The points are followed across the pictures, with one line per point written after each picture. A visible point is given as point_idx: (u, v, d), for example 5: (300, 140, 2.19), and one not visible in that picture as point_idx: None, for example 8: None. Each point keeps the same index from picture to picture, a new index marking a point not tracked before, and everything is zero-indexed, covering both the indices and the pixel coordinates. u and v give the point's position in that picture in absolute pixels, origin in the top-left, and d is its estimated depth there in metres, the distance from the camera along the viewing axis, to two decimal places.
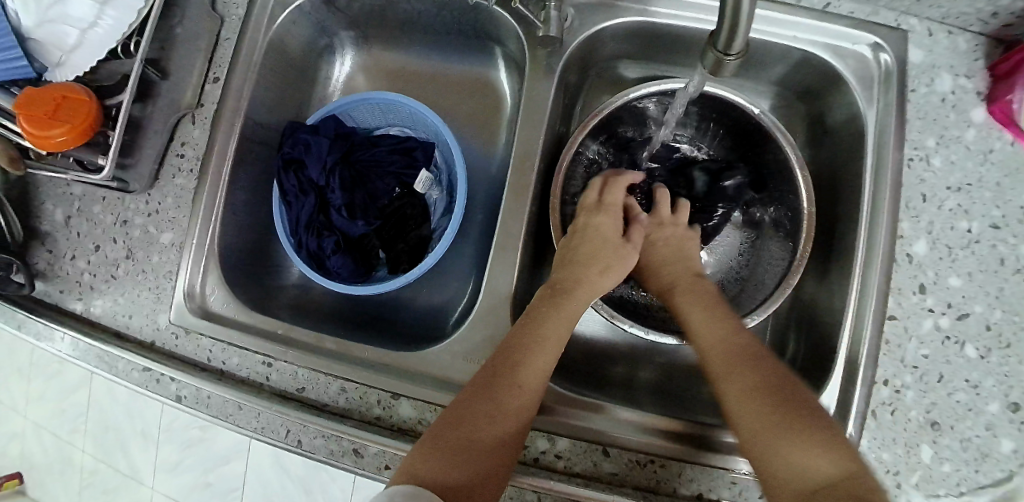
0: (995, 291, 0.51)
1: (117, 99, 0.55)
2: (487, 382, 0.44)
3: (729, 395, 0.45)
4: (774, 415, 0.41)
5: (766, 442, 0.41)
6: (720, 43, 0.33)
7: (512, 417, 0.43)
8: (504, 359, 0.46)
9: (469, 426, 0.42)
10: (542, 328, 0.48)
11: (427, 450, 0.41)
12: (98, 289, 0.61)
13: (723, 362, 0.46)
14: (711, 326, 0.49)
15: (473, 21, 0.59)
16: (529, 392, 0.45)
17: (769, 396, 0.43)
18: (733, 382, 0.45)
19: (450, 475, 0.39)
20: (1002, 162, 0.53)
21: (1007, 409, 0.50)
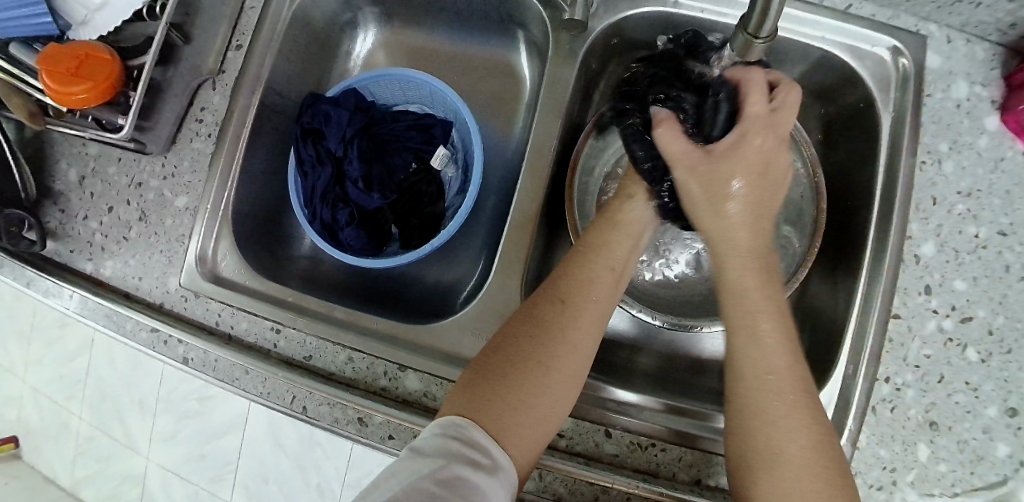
0: (999, 297, 0.52)
1: (140, 60, 0.55)
2: (536, 309, 0.43)
3: (767, 446, 0.38)
4: (820, 480, 0.36)
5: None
6: (751, 26, 0.35)
7: (569, 345, 0.42)
8: (555, 297, 0.44)
9: (524, 371, 0.40)
10: (598, 255, 0.46)
11: (473, 383, 0.41)
12: (109, 251, 0.61)
13: (779, 397, 0.39)
14: (772, 345, 0.40)
15: (497, 3, 0.59)
16: (584, 318, 0.43)
17: (806, 452, 0.37)
18: (783, 429, 0.38)
19: (499, 415, 0.38)
20: (1013, 170, 0.54)
21: (1005, 414, 0.51)
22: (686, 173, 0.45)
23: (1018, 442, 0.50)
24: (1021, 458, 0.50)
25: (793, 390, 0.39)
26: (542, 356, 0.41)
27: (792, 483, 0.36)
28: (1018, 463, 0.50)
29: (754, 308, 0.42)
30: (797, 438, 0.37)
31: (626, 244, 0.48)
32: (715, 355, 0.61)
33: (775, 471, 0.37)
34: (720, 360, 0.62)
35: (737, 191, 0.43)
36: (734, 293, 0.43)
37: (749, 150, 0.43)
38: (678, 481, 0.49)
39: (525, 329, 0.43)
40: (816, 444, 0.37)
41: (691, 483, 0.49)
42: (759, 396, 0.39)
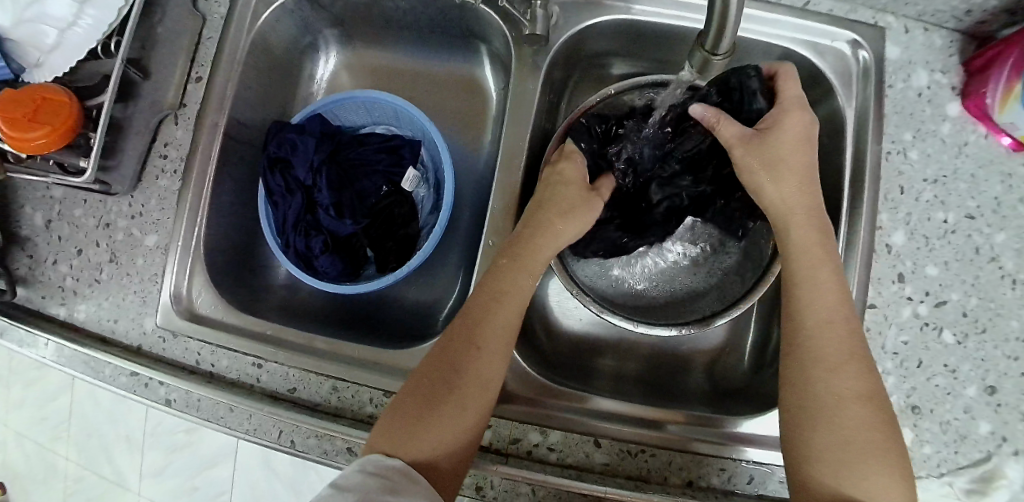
0: (970, 279, 0.53)
1: (98, 100, 0.53)
2: (449, 346, 0.44)
3: (827, 397, 0.41)
4: (874, 430, 0.40)
5: (839, 455, 0.39)
6: (708, 43, 0.33)
7: (477, 383, 0.43)
8: (466, 323, 0.45)
9: (437, 404, 0.42)
10: (501, 288, 0.47)
11: (391, 423, 0.42)
12: (81, 294, 0.59)
13: (828, 351, 0.42)
14: (826, 298, 0.44)
15: (457, 18, 0.59)
16: (493, 351, 0.44)
17: (855, 400, 0.41)
18: (833, 379, 0.41)
19: (415, 449, 0.40)
20: (976, 154, 0.55)
21: (984, 392, 0.52)
22: (787, 153, 0.47)
23: (999, 419, 0.51)
24: (1003, 434, 0.51)
25: (837, 353, 0.42)
26: (450, 384, 0.43)
27: (852, 432, 0.40)
28: (1000, 438, 0.51)
29: (816, 277, 0.45)
30: (857, 394, 0.41)
31: (529, 272, 0.48)
32: (698, 354, 0.63)
33: (826, 412, 0.41)
34: (703, 359, 0.63)
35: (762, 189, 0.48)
36: (803, 253, 0.46)
37: (791, 135, 0.48)
38: (669, 485, 0.49)
39: (440, 361, 0.44)
40: (870, 396, 0.41)
41: (683, 485, 0.49)
42: (820, 347, 0.43)
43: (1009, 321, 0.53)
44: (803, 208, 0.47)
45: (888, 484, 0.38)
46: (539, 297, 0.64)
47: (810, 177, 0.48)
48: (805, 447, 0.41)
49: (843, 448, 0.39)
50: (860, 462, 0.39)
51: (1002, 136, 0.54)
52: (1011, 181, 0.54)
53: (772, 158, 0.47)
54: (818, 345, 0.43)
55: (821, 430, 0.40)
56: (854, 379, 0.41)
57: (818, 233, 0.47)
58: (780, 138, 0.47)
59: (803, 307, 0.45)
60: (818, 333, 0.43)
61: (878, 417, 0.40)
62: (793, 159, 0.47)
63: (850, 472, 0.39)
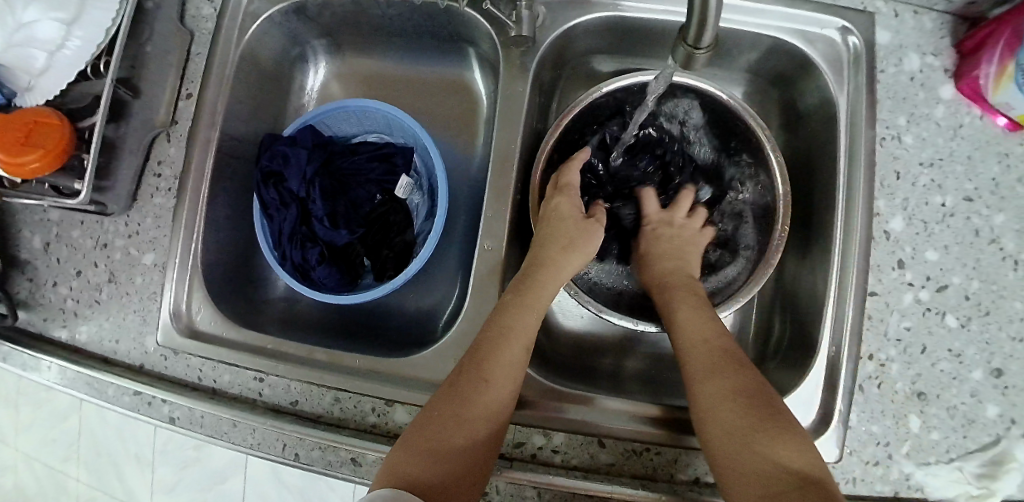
0: (972, 262, 0.53)
1: (90, 121, 0.53)
2: (458, 383, 0.44)
3: (703, 396, 0.44)
4: (758, 408, 0.42)
5: (733, 441, 0.41)
6: (690, 36, 0.33)
7: (486, 417, 0.43)
8: (475, 357, 0.45)
9: (448, 439, 0.41)
10: (510, 321, 0.47)
11: (398, 462, 0.40)
12: (82, 316, 0.59)
13: (699, 365, 0.46)
14: (693, 313, 0.50)
15: (444, 24, 0.59)
16: (503, 386, 0.44)
17: (731, 396, 0.43)
18: (708, 385, 0.44)
19: (429, 484, 0.38)
20: (972, 135, 0.54)
21: (991, 375, 0.51)
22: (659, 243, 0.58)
23: (1007, 401, 0.51)
24: (1011, 416, 0.51)
25: (713, 356, 0.46)
26: (460, 417, 0.42)
27: (734, 422, 0.41)
28: (1009, 421, 0.51)
29: (679, 302, 0.52)
30: (727, 384, 0.44)
31: (536, 306, 0.48)
32: None
33: (710, 413, 0.43)
34: None
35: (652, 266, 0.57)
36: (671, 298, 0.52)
37: (665, 232, 0.59)
38: (676, 482, 0.49)
39: (450, 397, 0.43)
40: (745, 389, 0.43)
41: (690, 482, 0.49)
42: (692, 364, 0.47)
43: (1013, 303, 0.52)
44: (682, 274, 0.55)
45: (790, 451, 0.39)
46: None
47: (688, 265, 0.56)
48: (714, 455, 0.42)
49: (732, 441, 0.41)
50: (750, 448, 0.40)
51: (997, 117, 0.54)
52: (1009, 161, 0.54)
53: (655, 247, 0.58)
54: (690, 357, 0.47)
55: (711, 434, 0.43)
56: (727, 372, 0.45)
57: (688, 285, 0.54)
58: (653, 232, 0.59)
59: (676, 341, 0.50)
60: (692, 345, 0.48)
61: (757, 403, 0.42)
62: (667, 247, 0.58)
63: (746, 447, 0.40)
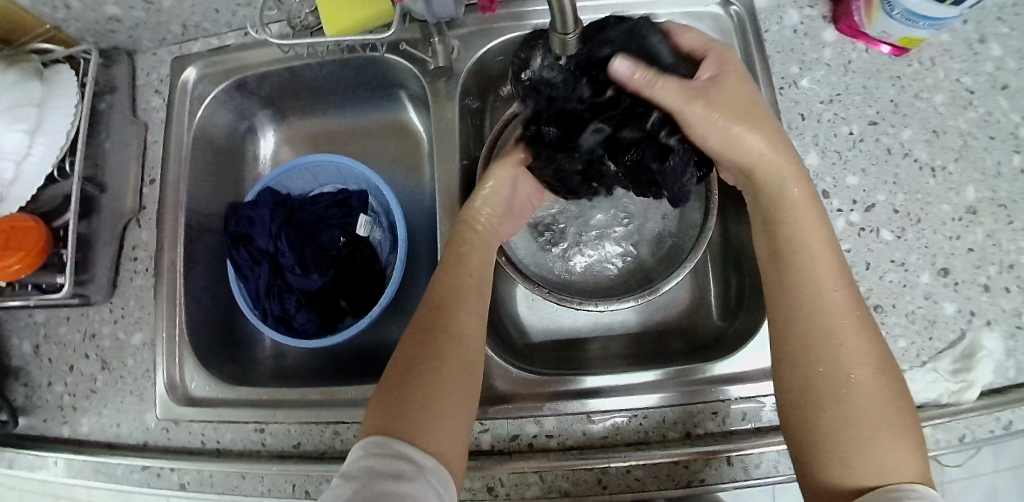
0: (892, 178, 0.57)
1: (63, 219, 0.57)
2: (423, 321, 0.46)
3: (839, 377, 0.40)
4: (889, 409, 0.39)
5: (857, 437, 0.38)
6: (558, 26, 0.38)
7: (458, 344, 0.44)
8: (437, 297, 0.47)
9: (423, 374, 0.42)
10: (461, 260, 0.50)
11: (379, 409, 0.41)
12: (81, 407, 0.61)
13: (834, 322, 0.42)
14: (827, 268, 0.44)
15: (373, 73, 0.64)
16: (468, 316, 0.46)
17: (871, 373, 0.40)
18: (852, 350, 0.41)
19: (411, 421, 0.40)
20: (863, 67, 0.60)
21: (939, 276, 0.55)
22: (723, 85, 0.49)
23: (960, 296, 0.54)
24: (968, 309, 0.54)
25: (849, 322, 0.42)
26: (434, 362, 0.43)
27: (874, 406, 0.39)
28: (967, 313, 0.54)
29: (809, 241, 0.45)
30: (868, 367, 0.41)
31: (485, 250, 0.52)
32: (672, 316, 0.65)
33: (846, 385, 0.40)
34: (678, 320, 0.65)
35: (739, 135, 0.48)
36: (801, 225, 0.46)
37: (732, 91, 0.49)
38: (669, 440, 0.51)
39: (418, 337, 0.45)
40: (883, 366, 0.41)
41: (682, 437, 0.51)
42: (835, 319, 0.42)
43: (940, 206, 0.56)
44: (774, 133, 0.48)
45: (907, 457, 0.38)
46: (511, 302, 0.67)
47: (774, 125, 0.49)
48: (811, 433, 0.40)
49: (869, 423, 0.39)
50: (878, 442, 0.38)
51: (880, 46, 0.60)
52: (901, 82, 0.59)
53: (728, 101, 0.48)
54: (826, 318, 0.42)
55: (826, 424, 0.39)
56: (869, 348, 0.41)
57: (810, 198, 0.47)
58: (722, 84, 0.49)
59: (806, 274, 0.44)
60: (829, 296, 0.43)
61: (893, 384, 0.41)
62: (737, 96, 0.49)
63: (867, 449, 0.38)
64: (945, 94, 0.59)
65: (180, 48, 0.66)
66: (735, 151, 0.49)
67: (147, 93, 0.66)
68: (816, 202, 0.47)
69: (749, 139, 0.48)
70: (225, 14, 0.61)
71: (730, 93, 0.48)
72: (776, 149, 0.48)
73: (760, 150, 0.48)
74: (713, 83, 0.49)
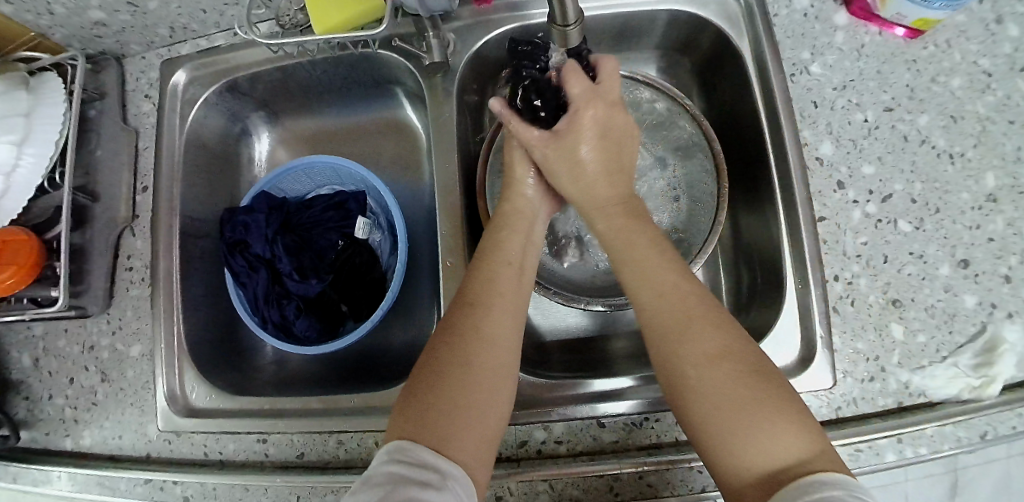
0: (909, 166, 0.55)
1: (56, 231, 0.56)
2: (454, 318, 0.44)
3: (686, 370, 0.39)
4: (753, 388, 0.37)
5: (725, 427, 0.36)
6: (557, 18, 0.37)
7: (493, 344, 0.42)
8: (470, 294, 0.45)
9: (455, 374, 0.40)
10: (496, 256, 0.48)
11: (406, 412, 0.39)
12: (82, 420, 0.60)
13: (671, 321, 0.41)
14: (653, 272, 0.44)
15: (368, 71, 0.63)
16: (503, 313, 0.44)
17: (721, 362, 0.38)
18: (688, 345, 0.40)
19: (441, 425, 0.37)
20: (876, 51, 0.58)
21: (959, 268, 0.53)
22: (589, 113, 0.49)
23: (981, 288, 0.52)
24: (990, 301, 0.52)
25: (680, 318, 0.41)
26: (467, 364, 0.41)
27: (728, 390, 0.37)
28: (989, 306, 0.52)
29: (637, 255, 0.46)
30: (718, 353, 0.39)
31: (520, 244, 0.50)
32: None
33: (695, 382, 0.38)
34: None
35: (585, 173, 0.49)
36: (629, 252, 0.46)
37: (596, 124, 0.49)
38: (682, 443, 0.50)
39: (449, 334, 0.43)
40: (732, 353, 0.39)
41: None
42: (664, 319, 0.42)
43: (959, 195, 0.54)
44: (613, 163, 0.50)
45: (788, 435, 0.35)
46: None
47: (613, 153, 0.50)
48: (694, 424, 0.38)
49: (732, 413, 0.37)
50: (749, 428, 0.36)
51: (895, 29, 0.57)
52: (917, 66, 0.57)
53: (569, 147, 0.49)
54: (661, 317, 0.42)
55: (697, 412, 0.38)
56: (710, 337, 0.40)
57: (633, 216, 0.49)
58: (574, 123, 0.49)
59: (637, 285, 0.45)
60: (661, 299, 0.43)
61: (751, 367, 0.38)
62: (600, 136, 0.49)
63: (744, 436, 0.36)
64: (962, 78, 0.56)
65: (169, 51, 0.64)
66: (579, 184, 0.50)
67: (137, 98, 0.64)
68: (643, 221, 0.48)
69: (586, 174, 0.49)
70: (214, 14, 0.60)
71: (592, 125, 0.49)
72: (605, 175, 0.49)
73: (589, 179, 0.49)
74: (573, 115, 0.49)
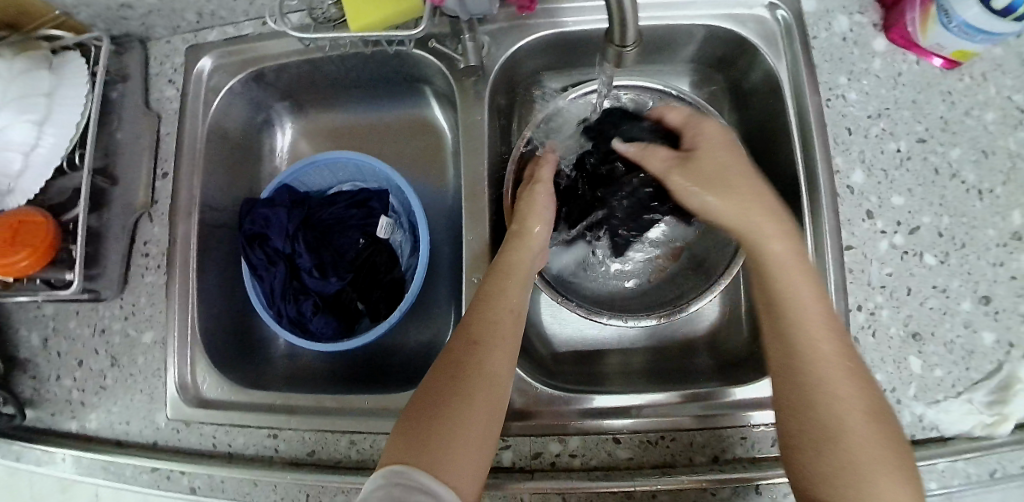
0: (938, 199, 0.55)
1: (73, 213, 0.55)
2: (450, 349, 0.44)
3: (835, 414, 0.39)
4: (886, 452, 0.37)
5: (849, 477, 0.37)
6: (616, 37, 0.37)
7: (483, 375, 0.42)
8: (467, 327, 0.45)
9: (446, 402, 0.41)
10: (496, 288, 0.48)
11: (404, 433, 0.39)
12: (90, 403, 0.60)
13: (832, 361, 0.41)
14: (819, 313, 0.43)
15: (398, 67, 0.62)
16: (495, 346, 0.44)
17: (867, 420, 0.39)
18: (838, 391, 0.39)
19: (431, 449, 0.38)
20: (912, 81, 0.57)
21: (980, 304, 0.53)
22: (700, 154, 0.51)
23: (1001, 326, 0.52)
24: (1008, 340, 0.52)
25: (840, 363, 0.40)
26: (464, 393, 0.41)
27: (863, 445, 0.37)
28: (1008, 344, 0.52)
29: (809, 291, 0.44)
30: (865, 413, 0.39)
31: (520, 277, 0.49)
32: (697, 332, 0.64)
33: (839, 428, 0.38)
34: (703, 337, 0.64)
35: (708, 203, 0.48)
36: (781, 272, 0.44)
37: (714, 163, 0.50)
38: (696, 464, 0.50)
39: (444, 366, 0.43)
40: (876, 414, 0.39)
41: (710, 462, 0.50)
42: (817, 360, 0.41)
43: (984, 231, 0.54)
44: (757, 205, 0.46)
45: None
46: (533, 311, 0.65)
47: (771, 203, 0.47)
48: (809, 463, 0.39)
49: (853, 468, 0.37)
50: (875, 483, 0.36)
51: (932, 59, 0.57)
52: (952, 99, 0.57)
53: (708, 177, 0.49)
54: (816, 357, 0.41)
55: (824, 453, 0.38)
56: (858, 396, 0.39)
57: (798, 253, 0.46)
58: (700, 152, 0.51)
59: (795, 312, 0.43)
60: (822, 340, 0.41)
61: (892, 438, 0.38)
62: (719, 172, 0.49)
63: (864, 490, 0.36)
64: (995, 113, 0.56)
65: (195, 36, 0.63)
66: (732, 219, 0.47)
67: (161, 81, 0.63)
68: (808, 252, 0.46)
69: (710, 202, 0.48)
70: (243, 2, 0.59)
71: (706, 162, 0.50)
72: (745, 204, 0.47)
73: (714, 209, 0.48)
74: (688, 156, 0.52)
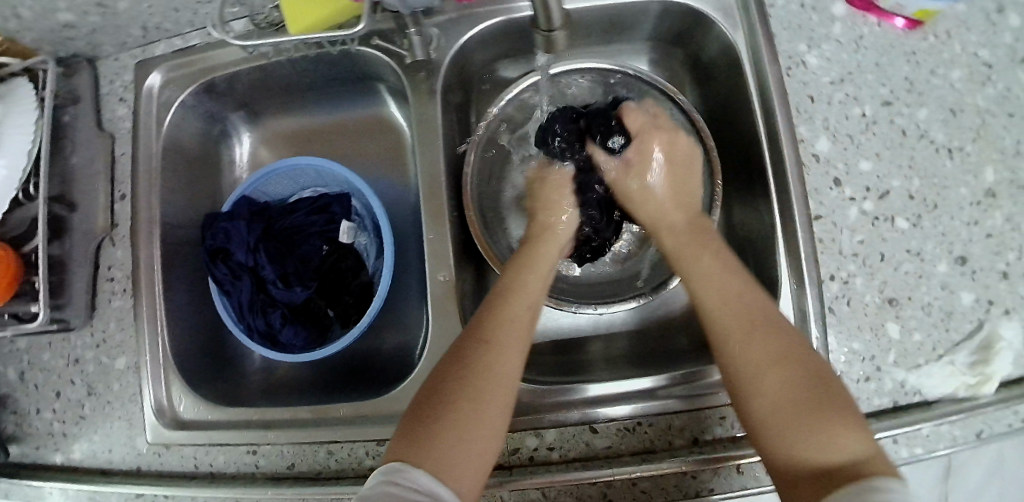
0: (906, 161, 0.53)
1: (32, 244, 0.54)
2: (460, 344, 0.44)
3: (759, 387, 0.40)
4: (808, 403, 0.38)
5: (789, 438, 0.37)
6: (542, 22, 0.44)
7: (492, 374, 0.42)
8: (479, 323, 0.45)
9: (450, 398, 0.40)
10: (513, 286, 0.48)
11: (407, 429, 0.40)
12: (70, 435, 0.59)
13: (748, 345, 0.42)
14: (724, 297, 0.45)
15: (350, 68, 0.61)
16: (508, 344, 0.44)
17: (790, 381, 0.40)
18: (758, 370, 0.41)
19: (431, 446, 0.38)
20: (875, 43, 0.56)
21: (957, 264, 0.52)
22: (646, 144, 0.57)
23: (979, 285, 0.51)
24: (987, 298, 0.51)
25: (760, 345, 0.42)
26: (472, 392, 0.40)
27: (790, 405, 0.38)
28: (987, 303, 0.51)
29: (718, 279, 0.47)
30: (786, 380, 0.40)
31: (535, 276, 0.50)
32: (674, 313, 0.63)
33: (763, 397, 0.40)
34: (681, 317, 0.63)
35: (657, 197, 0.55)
36: (698, 272, 0.47)
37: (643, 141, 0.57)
38: (676, 448, 0.49)
39: (452, 361, 0.43)
40: (811, 377, 0.40)
41: (690, 444, 0.49)
42: (731, 344, 0.43)
43: (956, 190, 0.53)
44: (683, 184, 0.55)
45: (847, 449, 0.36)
46: None
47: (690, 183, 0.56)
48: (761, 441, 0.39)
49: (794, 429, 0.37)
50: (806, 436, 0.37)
51: (894, 19, 0.56)
52: (916, 58, 0.55)
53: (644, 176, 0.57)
54: (736, 350, 0.42)
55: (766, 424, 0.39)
56: (777, 368, 0.40)
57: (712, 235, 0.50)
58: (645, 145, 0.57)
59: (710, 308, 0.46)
60: (742, 333, 0.43)
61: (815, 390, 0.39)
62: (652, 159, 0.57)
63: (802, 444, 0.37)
64: (962, 69, 0.55)
65: (143, 51, 0.62)
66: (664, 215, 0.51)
67: (112, 102, 0.62)
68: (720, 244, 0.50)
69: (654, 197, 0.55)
70: (186, 13, 0.58)
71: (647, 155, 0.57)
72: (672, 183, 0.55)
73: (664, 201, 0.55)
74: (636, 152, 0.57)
